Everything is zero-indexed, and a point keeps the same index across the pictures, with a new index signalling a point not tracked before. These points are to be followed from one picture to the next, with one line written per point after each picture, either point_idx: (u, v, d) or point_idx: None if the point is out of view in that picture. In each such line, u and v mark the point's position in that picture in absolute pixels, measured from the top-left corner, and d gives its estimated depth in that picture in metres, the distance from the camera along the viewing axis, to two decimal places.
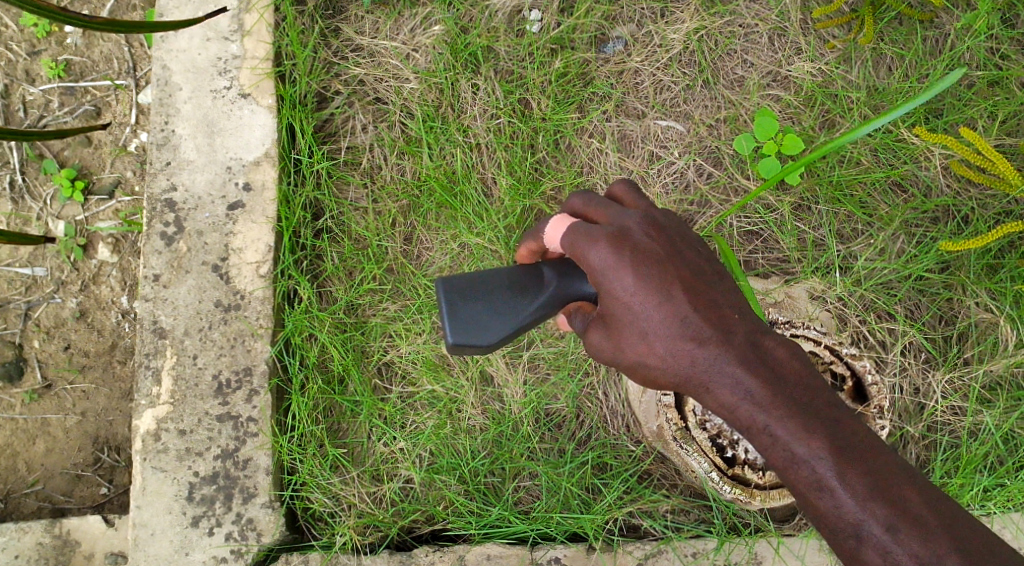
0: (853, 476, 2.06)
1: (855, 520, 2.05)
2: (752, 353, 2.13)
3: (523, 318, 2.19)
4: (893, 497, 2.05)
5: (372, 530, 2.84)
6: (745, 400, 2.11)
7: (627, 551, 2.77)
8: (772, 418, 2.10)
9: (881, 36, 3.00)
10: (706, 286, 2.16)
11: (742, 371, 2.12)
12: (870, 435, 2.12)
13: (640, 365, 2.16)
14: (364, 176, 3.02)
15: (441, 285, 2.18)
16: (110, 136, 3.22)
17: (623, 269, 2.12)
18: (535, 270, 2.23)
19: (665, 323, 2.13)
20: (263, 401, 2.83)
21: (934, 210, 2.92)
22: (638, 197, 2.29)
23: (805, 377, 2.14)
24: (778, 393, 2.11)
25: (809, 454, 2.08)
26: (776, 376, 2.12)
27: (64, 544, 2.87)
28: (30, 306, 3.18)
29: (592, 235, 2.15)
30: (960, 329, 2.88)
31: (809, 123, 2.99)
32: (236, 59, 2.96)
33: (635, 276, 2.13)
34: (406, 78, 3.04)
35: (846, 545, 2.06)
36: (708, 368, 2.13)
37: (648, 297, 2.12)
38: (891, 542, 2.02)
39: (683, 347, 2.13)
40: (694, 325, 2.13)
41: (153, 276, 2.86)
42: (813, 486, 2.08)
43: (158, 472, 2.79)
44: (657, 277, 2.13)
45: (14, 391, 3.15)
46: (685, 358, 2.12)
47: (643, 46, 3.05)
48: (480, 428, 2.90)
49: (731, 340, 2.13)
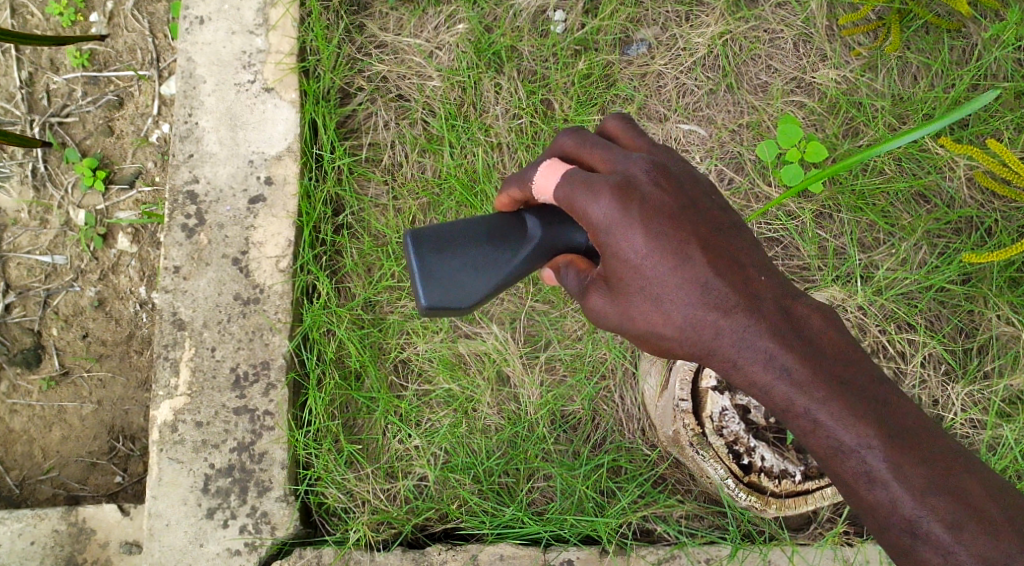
0: (908, 467, 2.04)
1: (911, 515, 2.03)
2: (784, 323, 2.12)
3: (506, 272, 2.19)
4: (952, 490, 2.03)
5: (385, 526, 2.85)
6: (781, 379, 2.10)
7: (639, 555, 2.76)
8: (813, 401, 2.08)
9: (907, 46, 2.99)
10: (724, 245, 2.15)
11: (773, 345, 2.10)
12: (918, 414, 2.09)
13: (655, 335, 2.15)
14: (385, 173, 3.03)
15: (412, 241, 2.16)
16: (133, 126, 3.24)
17: (633, 228, 2.11)
18: (513, 221, 2.24)
19: (683, 289, 2.12)
20: (280, 395, 2.84)
21: (957, 222, 2.91)
22: (639, 138, 2.26)
23: (843, 350, 2.11)
24: (815, 369, 2.09)
25: (858, 443, 2.06)
26: (809, 349, 2.10)
27: (80, 532, 2.89)
28: (49, 293, 3.19)
29: (595, 187, 2.13)
30: (981, 342, 2.87)
31: (833, 131, 2.98)
32: (260, 53, 2.96)
33: (648, 237, 2.11)
34: (429, 76, 3.04)
35: (899, 540, 2.05)
36: (733, 340, 2.12)
37: (662, 259, 2.11)
38: (953, 541, 2.01)
39: (705, 316, 2.12)
40: (716, 291, 2.12)
41: (173, 268, 2.87)
42: (863, 477, 2.06)
43: (173, 463, 2.81)
44: (671, 237, 2.12)
45: (32, 378, 3.17)
46: (709, 329, 2.12)
47: (668, 49, 3.04)
48: (495, 428, 2.91)
49: (758, 310, 2.12)
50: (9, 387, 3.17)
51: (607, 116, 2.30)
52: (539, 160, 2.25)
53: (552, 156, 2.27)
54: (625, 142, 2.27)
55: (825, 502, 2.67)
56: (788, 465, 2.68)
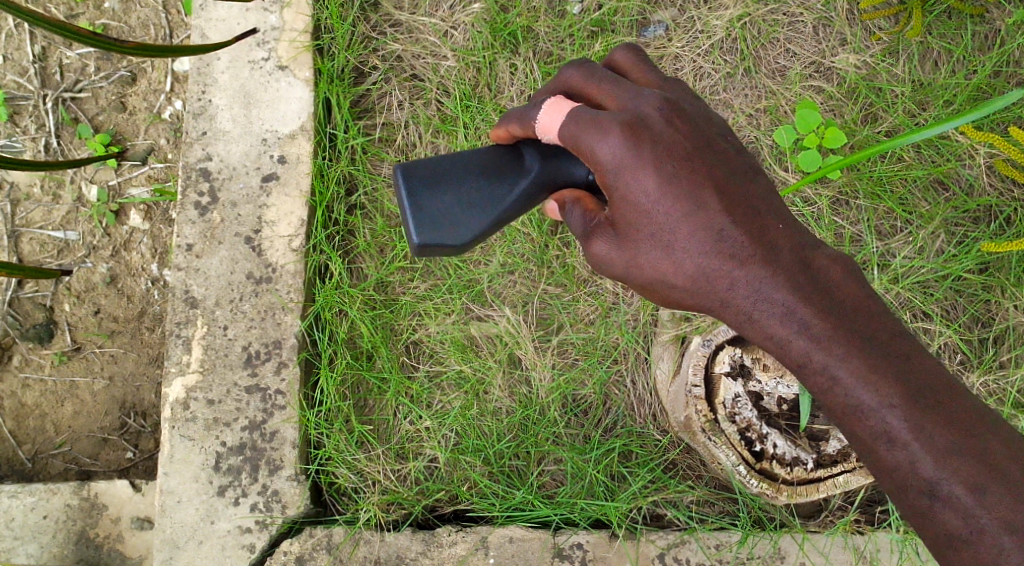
0: (929, 424, 2.00)
1: (930, 477, 1.99)
2: (801, 272, 2.08)
3: (497, 204, 2.16)
4: (975, 449, 1.99)
5: (395, 507, 2.85)
6: (801, 332, 2.06)
7: (650, 539, 2.75)
8: (830, 355, 2.04)
9: (929, 31, 2.96)
10: (739, 188, 2.11)
11: (791, 295, 2.07)
12: (938, 370, 2.06)
13: (664, 284, 2.12)
14: (398, 153, 3.02)
15: (404, 176, 2.15)
16: (145, 103, 3.23)
17: (644, 169, 2.07)
18: (509, 156, 2.20)
19: (695, 234, 2.08)
20: (292, 374, 2.84)
21: (975, 210, 2.89)
22: (650, 72, 2.22)
23: (865, 303, 2.08)
24: (834, 319, 2.06)
25: (879, 401, 2.02)
26: (828, 301, 2.07)
27: (92, 507, 2.90)
28: (61, 269, 3.19)
29: (603, 126, 2.08)
30: (997, 332, 2.85)
31: (851, 117, 2.94)
32: (274, 31, 2.95)
33: (661, 180, 2.07)
34: (444, 56, 3.03)
35: (916, 504, 2.01)
36: (748, 289, 2.09)
37: (673, 203, 2.08)
38: (975, 505, 1.97)
39: (719, 263, 2.09)
40: (731, 238, 2.08)
41: (186, 246, 2.87)
42: (881, 436, 2.02)
43: (185, 440, 2.81)
44: (683, 179, 2.08)
45: (44, 352, 3.17)
46: (722, 276, 2.09)
47: (685, 32, 3.01)
48: (506, 410, 2.90)
49: (774, 258, 2.09)
50: (21, 362, 3.18)
51: (615, 49, 2.26)
52: (541, 98, 2.19)
53: (555, 92, 2.21)
54: (634, 75, 2.23)
55: (837, 489, 2.65)
56: (801, 452, 2.67)
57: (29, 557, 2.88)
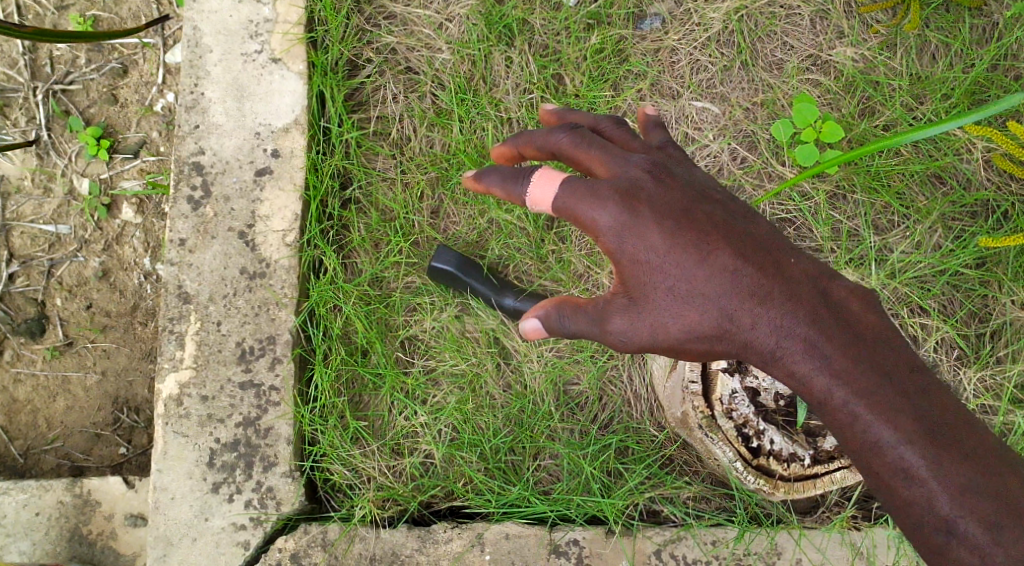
0: (946, 460, 2.10)
1: (948, 515, 2.09)
2: (817, 310, 2.21)
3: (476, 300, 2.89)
4: (993, 485, 2.09)
5: (391, 503, 2.84)
6: (819, 374, 2.18)
7: (646, 536, 2.74)
8: (849, 395, 2.16)
9: (927, 24, 2.94)
10: (744, 234, 2.27)
11: (807, 333, 2.20)
12: (954, 402, 2.16)
13: (683, 340, 2.25)
14: (393, 147, 2.99)
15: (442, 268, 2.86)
16: (137, 95, 3.20)
17: (646, 228, 2.24)
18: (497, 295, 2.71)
19: (707, 284, 2.23)
20: (286, 370, 2.82)
21: (973, 205, 2.88)
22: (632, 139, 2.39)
23: (879, 338, 2.20)
24: (849, 357, 2.17)
25: (898, 439, 2.12)
26: (846, 339, 2.19)
27: (85, 504, 2.88)
28: (53, 263, 3.17)
29: (600, 194, 2.26)
30: (994, 327, 2.84)
31: (849, 110, 2.93)
32: (267, 23, 2.93)
33: (664, 236, 2.24)
34: (438, 48, 3.00)
35: (933, 541, 2.11)
36: (766, 332, 2.22)
37: (681, 257, 2.23)
38: (988, 543, 2.07)
39: (733, 309, 2.23)
40: (744, 284, 2.23)
41: (179, 240, 2.85)
42: (901, 474, 2.12)
43: (179, 436, 2.79)
44: (686, 232, 2.25)
45: (36, 348, 3.15)
46: (739, 321, 2.23)
47: (682, 25, 2.99)
48: (501, 404, 2.89)
49: (788, 300, 2.22)
50: (13, 357, 3.15)
51: (600, 119, 2.43)
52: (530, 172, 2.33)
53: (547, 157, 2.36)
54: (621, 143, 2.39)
55: (834, 486, 2.65)
56: (798, 449, 2.66)
57: (22, 554, 2.85)
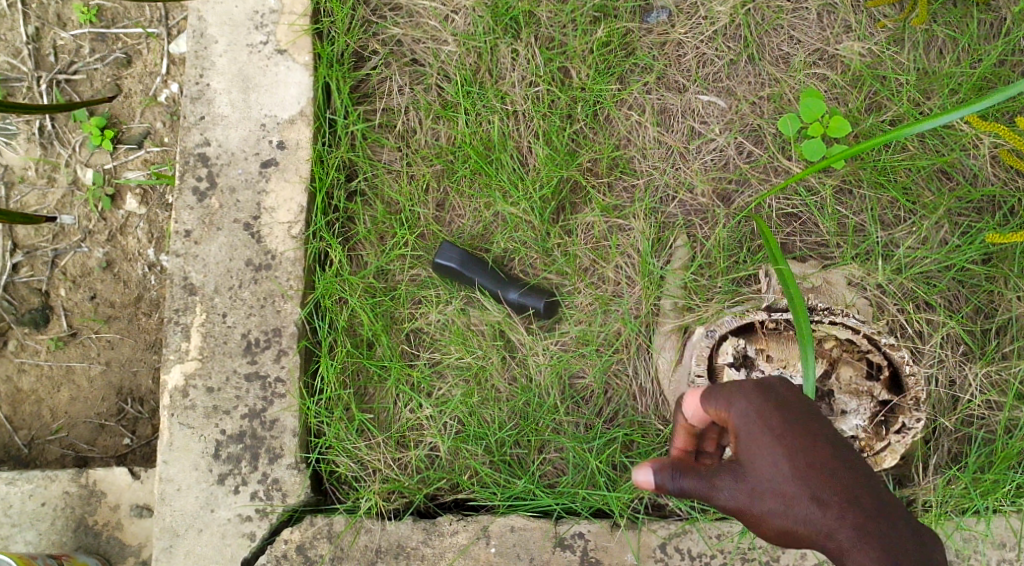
0: None
1: None
2: (825, 455, 2.24)
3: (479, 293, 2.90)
4: None
5: (397, 495, 2.85)
6: (810, 514, 2.20)
7: (651, 529, 2.76)
8: (831, 534, 2.19)
9: (934, 19, 2.94)
10: (789, 406, 2.30)
11: (809, 473, 2.22)
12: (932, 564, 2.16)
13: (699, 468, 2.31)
14: (399, 139, 2.99)
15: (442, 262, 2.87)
16: (141, 85, 3.19)
17: (743, 389, 2.32)
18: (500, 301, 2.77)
19: (739, 413, 2.30)
20: (291, 362, 2.82)
21: (979, 201, 2.88)
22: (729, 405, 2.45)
23: (876, 494, 2.22)
24: (841, 498, 2.21)
25: None
26: (843, 486, 2.22)
27: (91, 495, 2.89)
28: (57, 254, 3.17)
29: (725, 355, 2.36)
30: (1000, 322, 2.85)
31: (856, 105, 2.93)
32: (273, 14, 2.92)
33: (743, 387, 2.32)
34: (444, 40, 2.99)
35: None
36: (774, 468, 2.24)
37: (730, 398, 2.32)
38: None
39: (752, 440, 2.27)
40: (771, 419, 2.27)
41: (185, 232, 2.85)
42: None
43: (185, 428, 2.80)
44: (749, 389, 2.32)
45: (40, 338, 3.15)
46: (754, 454, 2.26)
47: (688, 18, 2.98)
48: (506, 397, 2.89)
49: (804, 439, 2.25)
50: (17, 347, 3.15)
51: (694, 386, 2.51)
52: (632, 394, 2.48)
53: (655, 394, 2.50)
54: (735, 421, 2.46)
55: None
56: None
57: (28, 544, 2.86)
